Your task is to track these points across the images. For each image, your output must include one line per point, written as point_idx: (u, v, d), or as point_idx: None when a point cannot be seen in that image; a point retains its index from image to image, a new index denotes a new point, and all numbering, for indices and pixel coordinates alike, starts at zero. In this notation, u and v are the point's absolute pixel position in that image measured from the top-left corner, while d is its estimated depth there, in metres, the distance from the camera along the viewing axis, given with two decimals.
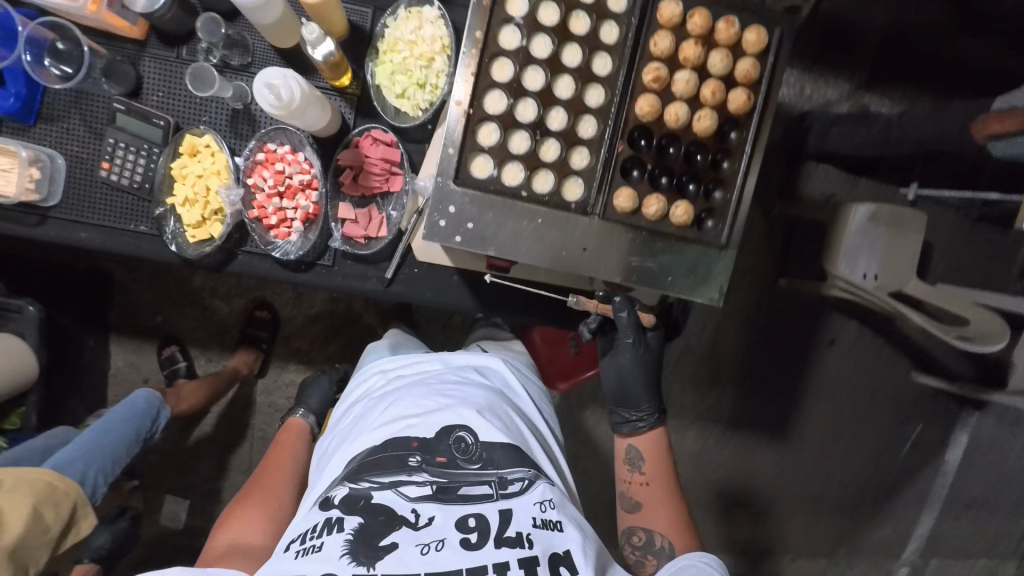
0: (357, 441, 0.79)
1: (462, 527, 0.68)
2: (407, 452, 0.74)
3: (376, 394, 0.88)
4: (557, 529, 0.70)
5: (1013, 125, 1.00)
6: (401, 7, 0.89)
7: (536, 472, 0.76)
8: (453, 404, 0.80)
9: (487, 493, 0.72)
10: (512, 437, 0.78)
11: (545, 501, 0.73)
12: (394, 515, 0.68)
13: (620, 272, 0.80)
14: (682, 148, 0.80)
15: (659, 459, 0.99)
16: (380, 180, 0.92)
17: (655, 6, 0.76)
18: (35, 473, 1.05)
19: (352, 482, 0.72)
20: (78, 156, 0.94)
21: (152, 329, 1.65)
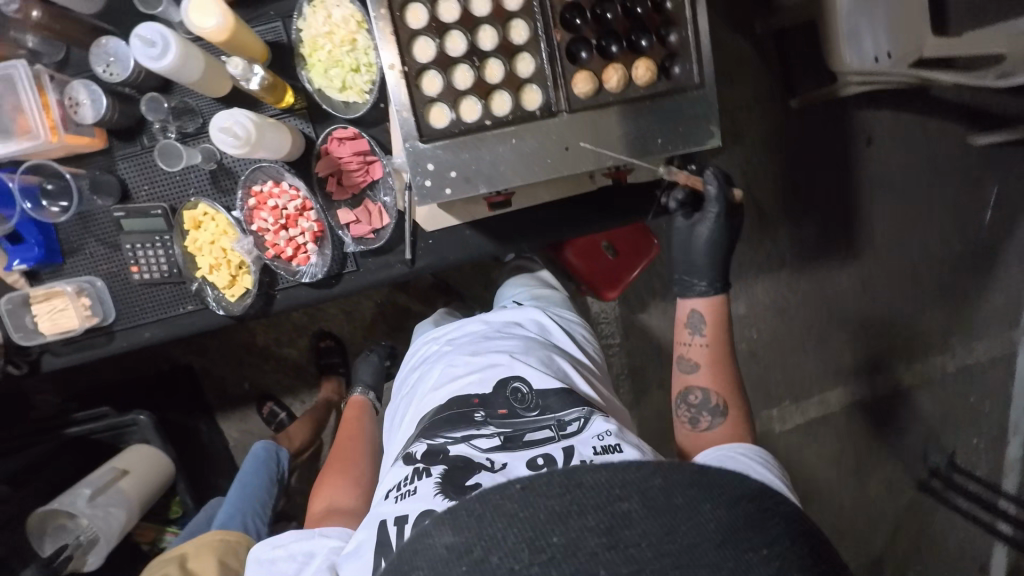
0: (426, 406, 0.89)
1: (533, 463, 0.75)
2: (471, 409, 0.83)
3: (432, 360, 0.98)
4: (618, 451, 0.77)
5: None
6: (304, 4, 0.89)
7: (591, 410, 0.83)
8: (504, 360, 0.89)
9: (549, 435, 0.79)
10: (562, 384, 0.86)
11: (603, 433, 0.79)
12: (471, 461, 0.76)
13: (608, 155, 0.79)
14: (620, 7, 0.77)
15: (720, 364, 1.03)
16: (360, 175, 0.96)
17: None
18: (209, 538, 1.21)
19: (429, 439, 0.81)
20: (110, 272, 1.03)
21: (246, 395, 1.81)
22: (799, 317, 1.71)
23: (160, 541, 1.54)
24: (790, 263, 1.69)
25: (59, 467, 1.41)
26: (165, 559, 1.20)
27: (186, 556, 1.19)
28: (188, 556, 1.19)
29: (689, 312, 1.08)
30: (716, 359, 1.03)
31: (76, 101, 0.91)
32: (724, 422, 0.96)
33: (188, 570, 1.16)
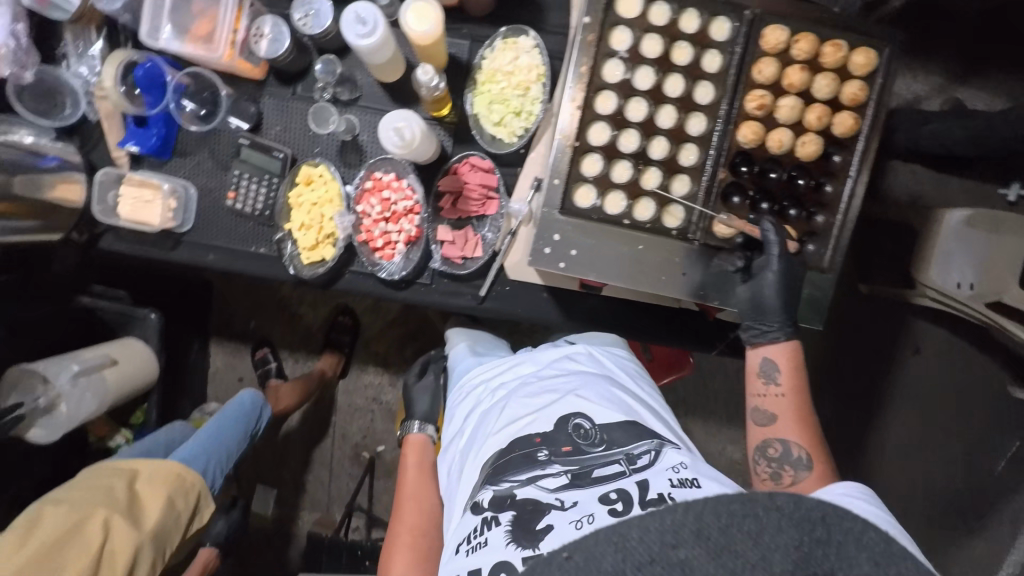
0: (482, 451, 0.87)
1: (606, 501, 0.72)
2: (535, 448, 0.81)
3: (485, 400, 0.97)
4: (696, 484, 0.74)
5: None
6: (497, 39, 0.93)
7: (660, 441, 0.81)
8: (563, 398, 0.87)
9: (619, 470, 0.77)
10: (624, 418, 0.83)
11: (677, 465, 0.76)
12: (541, 504, 0.74)
13: (715, 296, 0.81)
14: (784, 172, 0.81)
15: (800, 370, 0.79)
16: (476, 205, 0.97)
17: (759, 34, 0.76)
18: (169, 466, 1.17)
19: (494, 484, 0.79)
20: (207, 187, 1.05)
21: (248, 333, 1.86)
22: None
23: (109, 441, 1.48)
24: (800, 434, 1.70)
25: (53, 330, 1.39)
26: (113, 469, 1.15)
27: (137, 475, 1.14)
28: (140, 476, 1.14)
29: (761, 361, 0.81)
30: (803, 407, 0.77)
31: (260, 32, 0.93)
32: (815, 477, 0.73)
33: (135, 491, 1.11)
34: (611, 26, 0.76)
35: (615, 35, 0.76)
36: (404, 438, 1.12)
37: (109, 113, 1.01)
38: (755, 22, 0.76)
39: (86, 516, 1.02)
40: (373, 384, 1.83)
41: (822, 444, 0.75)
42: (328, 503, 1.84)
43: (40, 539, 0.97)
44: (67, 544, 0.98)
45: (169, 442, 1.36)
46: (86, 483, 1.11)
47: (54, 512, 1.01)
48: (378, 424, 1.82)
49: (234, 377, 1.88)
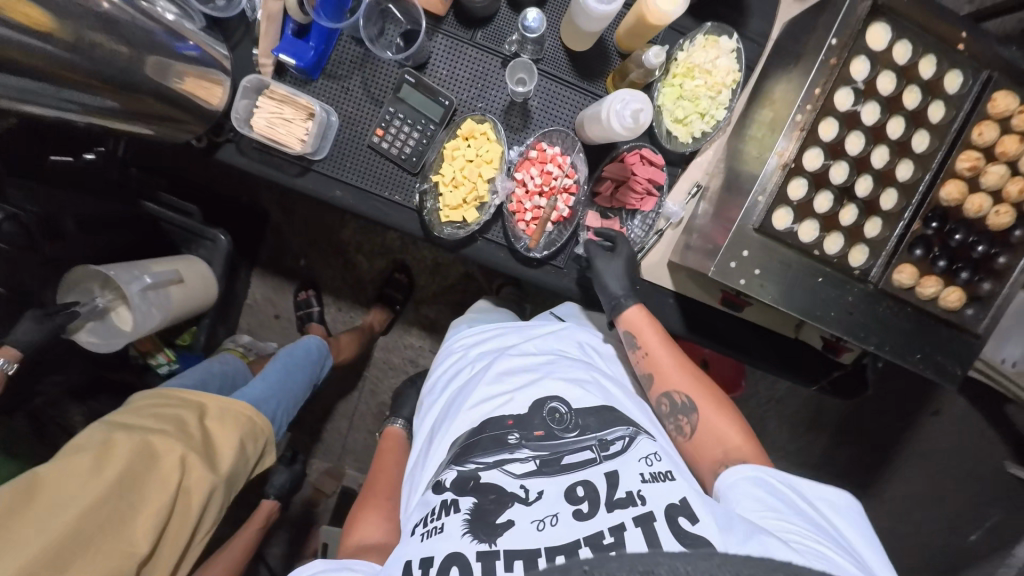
0: (452, 426, 0.89)
1: (573, 497, 0.74)
2: (507, 431, 0.83)
3: (468, 369, 0.99)
4: (667, 477, 0.75)
5: None
6: (700, 34, 0.90)
7: (634, 430, 0.83)
8: (543, 383, 0.89)
9: (590, 458, 0.79)
10: (602, 405, 0.85)
11: (648, 456, 0.78)
12: (504, 493, 0.76)
13: (878, 341, 0.81)
14: (969, 236, 0.81)
15: (652, 328, 0.90)
16: (634, 199, 0.95)
17: (989, 96, 0.76)
18: (238, 406, 1.04)
19: (459, 466, 0.81)
20: (352, 119, 0.99)
21: (296, 271, 1.79)
22: None
23: (149, 358, 1.36)
24: (815, 473, 1.78)
25: (125, 235, 1.26)
26: (172, 398, 1.00)
27: (205, 411, 1.00)
28: (207, 413, 1.00)
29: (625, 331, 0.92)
30: (670, 368, 0.88)
31: None
32: (702, 418, 0.85)
33: (204, 428, 0.97)
34: (854, 53, 0.74)
35: (854, 63, 0.75)
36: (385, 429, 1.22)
37: (270, 14, 0.90)
38: (989, 83, 0.76)
39: (160, 449, 0.87)
40: (413, 346, 1.80)
41: (699, 384, 0.88)
42: (342, 456, 1.81)
43: (111, 469, 0.82)
44: (141, 480, 0.84)
45: (224, 375, 1.29)
46: (146, 409, 0.95)
47: (126, 438, 0.86)
48: None
49: (271, 312, 1.81)
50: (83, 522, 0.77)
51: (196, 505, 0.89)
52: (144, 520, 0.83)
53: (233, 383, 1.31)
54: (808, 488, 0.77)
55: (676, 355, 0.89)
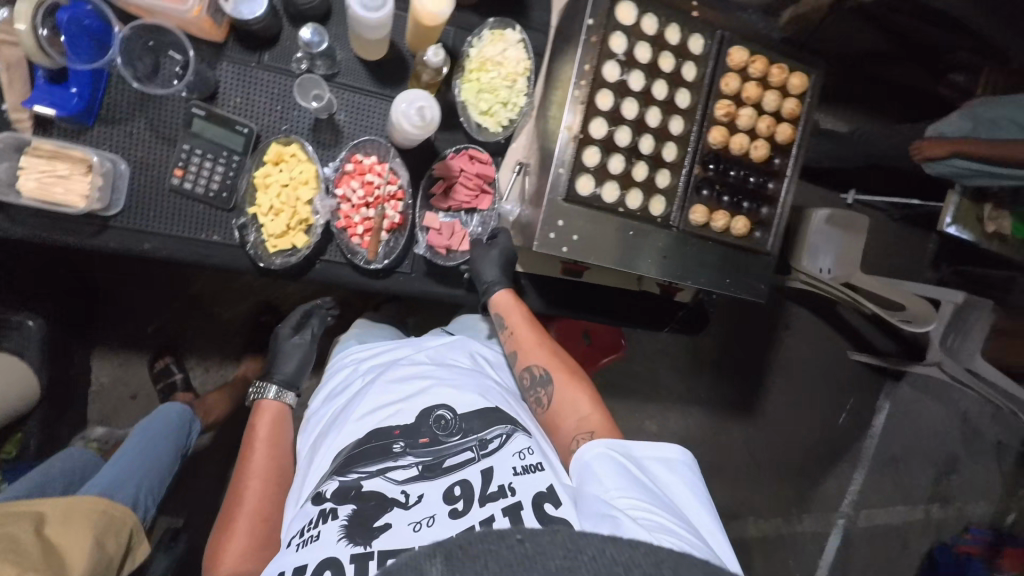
0: (339, 440, 0.93)
1: (449, 497, 0.81)
2: (392, 441, 0.89)
3: (362, 381, 1.02)
4: (537, 471, 0.84)
5: (944, 150, 1.30)
6: (485, 29, 0.95)
7: (512, 428, 0.90)
8: (432, 392, 0.94)
9: (470, 457, 0.86)
10: (487, 407, 0.92)
11: (523, 452, 0.86)
12: (385, 498, 0.82)
13: (693, 278, 0.91)
14: (742, 171, 0.94)
15: (519, 309, 1.00)
16: (470, 198, 0.97)
17: (727, 51, 0.89)
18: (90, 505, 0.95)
19: (341, 476, 0.86)
20: (146, 163, 0.91)
21: (146, 339, 1.61)
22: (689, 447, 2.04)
23: None
24: None
25: None
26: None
27: (44, 519, 0.89)
28: (48, 520, 0.90)
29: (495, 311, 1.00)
30: (535, 342, 0.99)
31: None
32: (555, 386, 0.96)
33: (47, 538, 0.87)
34: (610, 30, 0.83)
35: (613, 38, 0.83)
36: (258, 401, 1.16)
37: (11, 63, 0.83)
38: (724, 41, 0.89)
39: None
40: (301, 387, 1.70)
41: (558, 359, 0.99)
42: None
43: None
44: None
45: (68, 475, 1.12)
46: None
47: None
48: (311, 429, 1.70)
49: (127, 393, 1.61)
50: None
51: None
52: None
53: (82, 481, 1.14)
54: (649, 458, 0.85)
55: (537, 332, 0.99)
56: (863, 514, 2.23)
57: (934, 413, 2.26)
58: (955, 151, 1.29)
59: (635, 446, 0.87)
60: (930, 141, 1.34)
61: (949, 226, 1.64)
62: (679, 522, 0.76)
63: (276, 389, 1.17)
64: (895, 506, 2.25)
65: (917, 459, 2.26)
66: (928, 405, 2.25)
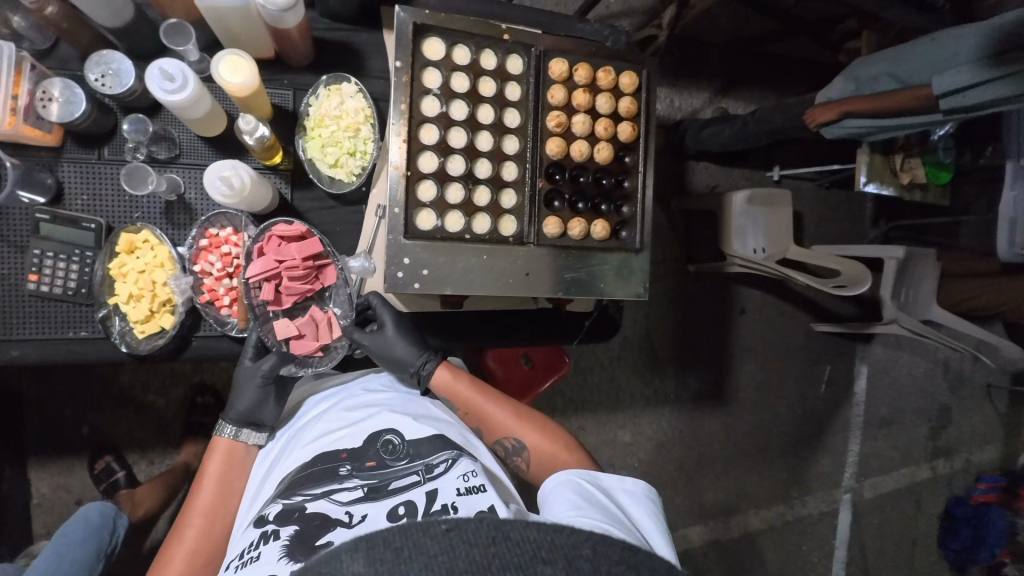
0: (285, 468, 0.79)
1: (394, 515, 0.68)
2: (338, 463, 0.75)
3: (308, 417, 0.89)
4: (481, 491, 0.72)
5: (835, 113, 1.21)
6: (320, 86, 0.97)
7: (458, 452, 0.78)
8: (384, 414, 0.83)
9: (415, 480, 0.73)
10: (436, 430, 0.81)
11: (469, 473, 0.74)
12: (328, 518, 0.68)
13: (559, 288, 0.92)
14: (591, 176, 0.96)
15: (470, 387, 0.95)
16: (306, 281, 0.89)
17: (546, 65, 0.91)
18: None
19: (285, 498, 0.71)
20: (0, 274, 0.91)
21: (80, 442, 1.50)
22: (674, 449, 1.97)
23: None
24: (670, 401, 1.97)
25: None
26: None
27: None
28: None
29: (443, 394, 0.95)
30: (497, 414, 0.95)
31: (48, 96, 0.86)
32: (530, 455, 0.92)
33: None
34: (422, 68, 0.86)
35: (426, 75, 0.86)
36: (214, 437, 0.89)
37: None
38: (541, 56, 0.91)
39: None
40: None
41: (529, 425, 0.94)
42: None
43: None
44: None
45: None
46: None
47: None
48: None
49: (70, 500, 1.49)
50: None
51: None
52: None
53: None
54: (619, 491, 0.82)
55: (495, 404, 0.95)
56: (868, 484, 2.16)
57: (916, 368, 2.19)
58: (846, 111, 1.19)
59: (605, 479, 0.85)
60: (818, 107, 1.25)
61: (865, 183, 1.55)
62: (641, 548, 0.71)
63: (233, 426, 0.89)
64: (896, 470, 2.19)
65: (907, 418, 2.20)
66: (909, 361, 2.19)
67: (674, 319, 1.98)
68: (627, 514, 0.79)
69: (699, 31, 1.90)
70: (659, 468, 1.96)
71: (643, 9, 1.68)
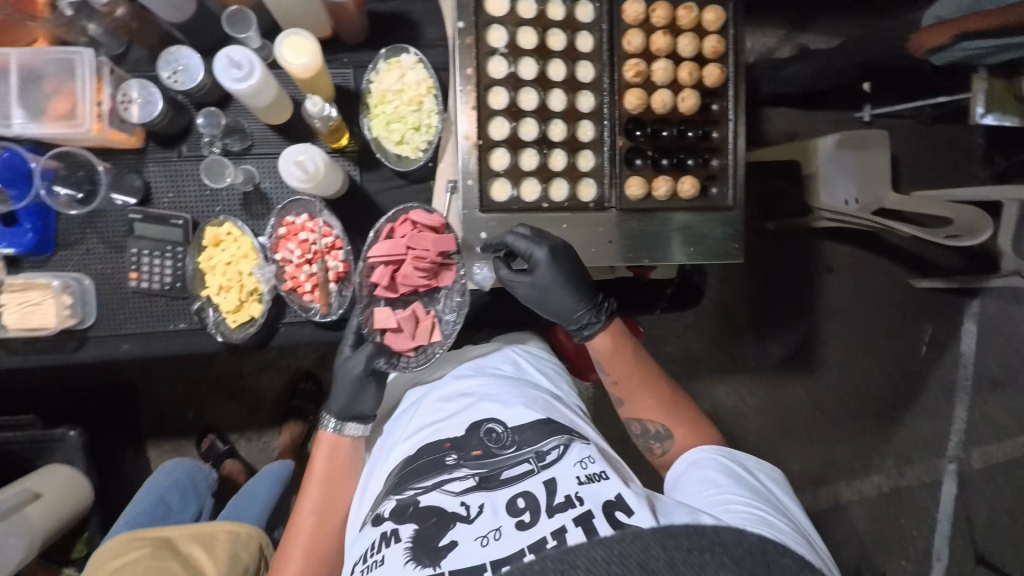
0: (391, 461, 0.77)
1: (514, 509, 0.65)
2: (443, 452, 0.71)
3: (404, 403, 0.86)
4: (603, 479, 0.68)
5: (947, 35, 1.04)
6: (380, 61, 0.94)
7: (569, 436, 0.73)
8: (485, 399, 0.77)
9: (529, 469, 0.69)
10: (543, 413, 0.75)
11: (585, 459, 0.70)
12: (445, 514, 0.66)
13: (645, 254, 0.85)
14: (675, 129, 0.87)
15: (621, 357, 0.87)
16: (426, 276, 0.82)
17: (620, 9, 0.83)
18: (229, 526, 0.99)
19: (397, 494, 0.69)
20: (104, 274, 0.96)
21: (186, 425, 1.57)
22: (753, 419, 1.85)
23: None
24: (751, 368, 1.85)
25: None
26: (133, 542, 0.94)
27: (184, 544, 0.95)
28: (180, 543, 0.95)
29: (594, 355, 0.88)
30: (644, 389, 0.86)
31: (128, 98, 0.88)
32: (674, 445, 0.84)
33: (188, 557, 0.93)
34: (486, 27, 0.80)
35: (491, 34, 0.80)
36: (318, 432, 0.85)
37: None
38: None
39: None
40: None
41: (678, 412, 0.86)
42: None
43: None
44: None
45: (158, 501, 1.13)
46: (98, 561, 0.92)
47: None
48: None
49: None
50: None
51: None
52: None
53: (176, 497, 1.16)
54: (758, 468, 0.78)
55: (652, 390, 0.86)
56: (976, 453, 1.92)
57: None
58: (960, 33, 1.02)
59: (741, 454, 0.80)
60: (927, 30, 1.08)
61: (982, 115, 1.29)
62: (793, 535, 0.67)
63: (337, 421, 0.84)
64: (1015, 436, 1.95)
65: None
66: None
67: (753, 282, 1.84)
68: (770, 491, 0.76)
69: None
70: (742, 438, 1.86)
71: None
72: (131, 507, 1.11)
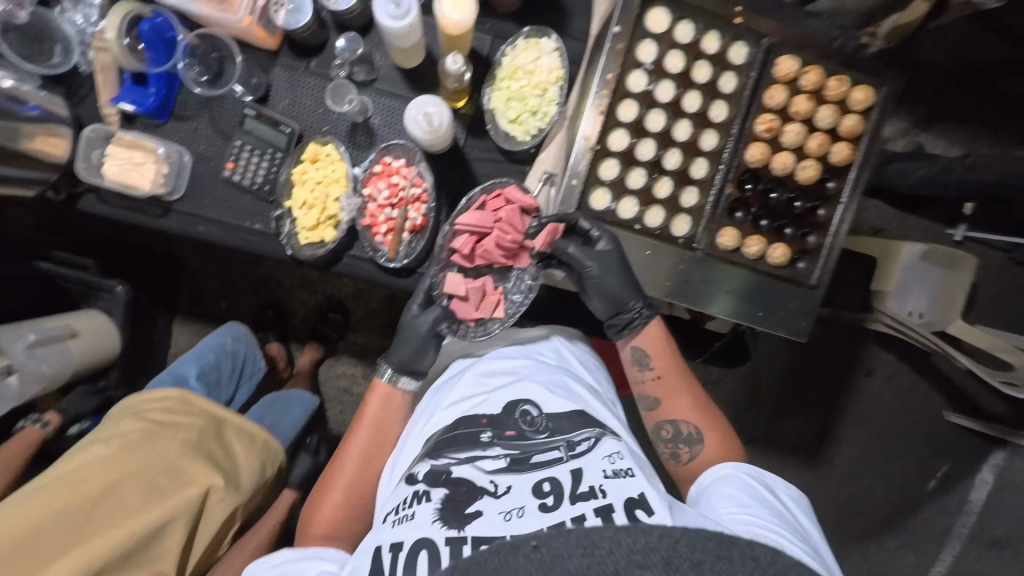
0: (430, 427, 0.80)
1: (538, 491, 0.67)
2: (479, 428, 0.75)
3: (447, 376, 0.89)
4: (630, 476, 0.68)
5: None
6: (520, 38, 0.94)
7: (601, 430, 0.74)
8: (527, 383, 0.79)
9: (557, 456, 0.71)
10: (577, 404, 0.77)
11: (614, 455, 0.71)
12: (474, 486, 0.69)
13: (714, 303, 0.84)
14: (785, 193, 0.86)
15: (666, 352, 0.86)
16: (505, 254, 0.84)
17: (773, 61, 0.82)
18: (258, 437, 1.02)
19: (432, 458, 0.73)
20: (204, 156, 1.00)
21: (216, 314, 1.62)
22: None
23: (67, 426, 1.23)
24: (761, 444, 1.80)
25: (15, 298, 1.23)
26: (188, 405, 0.99)
27: (224, 427, 0.99)
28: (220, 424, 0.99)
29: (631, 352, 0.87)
30: (677, 386, 0.84)
31: (281, 2, 0.91)
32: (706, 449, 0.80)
33: (224, 445, 0.98)
34: (640, 38, 0.80)
35: (641, 47, 0.81)
36: (374, 382, 0.90)
37: (105, 66, 0.97)
38: (771, 50, 0.82)
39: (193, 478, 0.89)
40: (347, 374, 1.61)
41: (710, 416, 0.83)
42: None
43: (158, 508, 0.84)
44: (191, 463, 0.92)
45: (212, 363, 1.18)
46: (157, 407, 0.97)
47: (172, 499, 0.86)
48: (346, 417, 1.62)
49: None
50: (101, 502, 0.84)
51: (218, 514, 0.91)
52: (176, 525, 0.85)
53: (227, 366, 1.21)
54: (785, 491, 0.76)
55: (688, 387, 0.84)
56: None
57: None
58: None
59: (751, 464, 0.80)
60: None
61: None
62: (814, 555, 0.66)
63: (393, 372, 0.89)
64: None
65: None
66: None
67: (790, 360, 1.80)
68: (797, 520, 0.73)
69: (921, 44, 1.56)
70: None
71: (861, 14, 1.49)
72: (191, 356, 1.17)
